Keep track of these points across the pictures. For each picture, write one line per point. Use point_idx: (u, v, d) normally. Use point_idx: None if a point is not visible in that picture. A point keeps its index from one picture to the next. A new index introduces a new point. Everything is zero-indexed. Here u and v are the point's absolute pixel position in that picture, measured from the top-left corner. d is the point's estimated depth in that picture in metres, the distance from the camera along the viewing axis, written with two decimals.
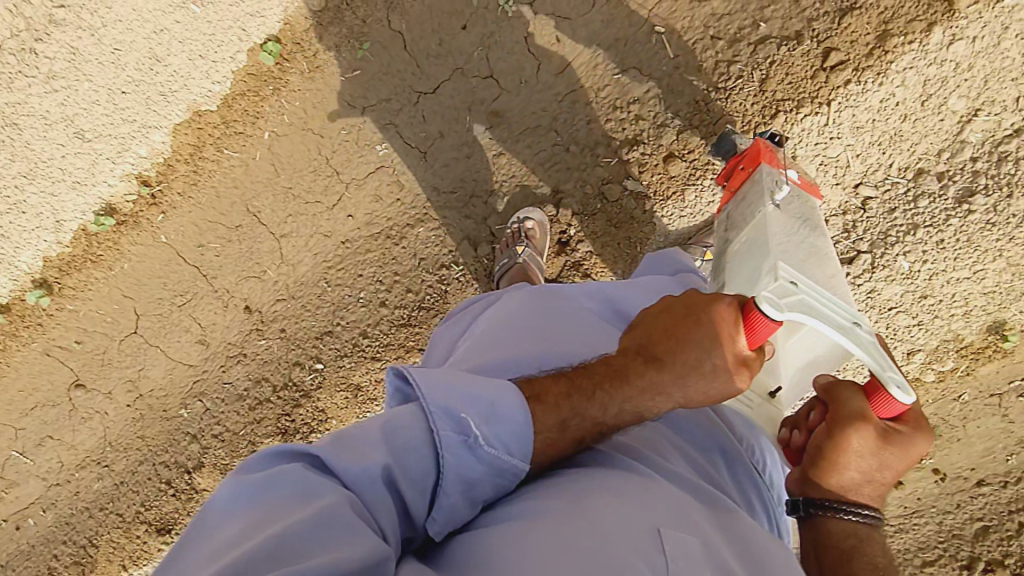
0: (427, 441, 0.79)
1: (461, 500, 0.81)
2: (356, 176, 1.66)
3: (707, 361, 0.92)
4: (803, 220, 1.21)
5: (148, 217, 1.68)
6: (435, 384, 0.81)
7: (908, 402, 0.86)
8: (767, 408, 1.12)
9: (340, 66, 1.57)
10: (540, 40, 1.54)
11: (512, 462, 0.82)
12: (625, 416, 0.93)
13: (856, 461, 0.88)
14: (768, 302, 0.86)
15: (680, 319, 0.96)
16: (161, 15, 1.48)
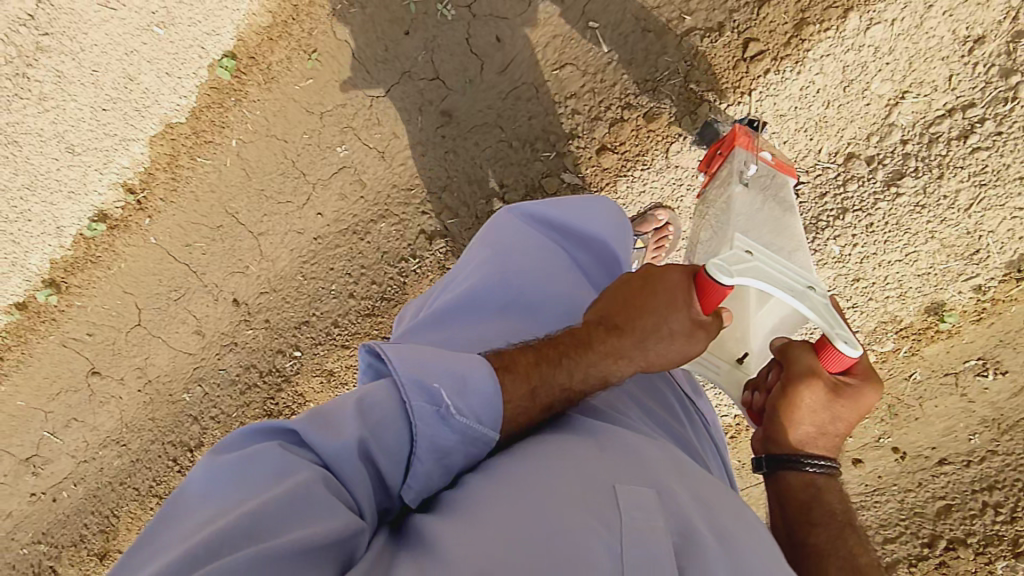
0: (401, 415, 0.79)
1: (434, 471, 0.81)
2: (321, 176, 1.73)
3: (665, 325, 0.93)
4: (774, 195, 1.24)
5: (137, 220, 1.82)
6: (407, 359, 0.81)
7: (856, 355, 0.95)
8: (733, 373, 1.16)
9: (295, 76, 1.67)
10: (480, 40, 1.59)
11: (484, 434, 0.82)
12: (590, 380, 0.92)
13: (812, 414, 0.98)
14: (719, 271, 0.90)
15: (637, 287, 0.96)
16: (130, 38, 1.63)
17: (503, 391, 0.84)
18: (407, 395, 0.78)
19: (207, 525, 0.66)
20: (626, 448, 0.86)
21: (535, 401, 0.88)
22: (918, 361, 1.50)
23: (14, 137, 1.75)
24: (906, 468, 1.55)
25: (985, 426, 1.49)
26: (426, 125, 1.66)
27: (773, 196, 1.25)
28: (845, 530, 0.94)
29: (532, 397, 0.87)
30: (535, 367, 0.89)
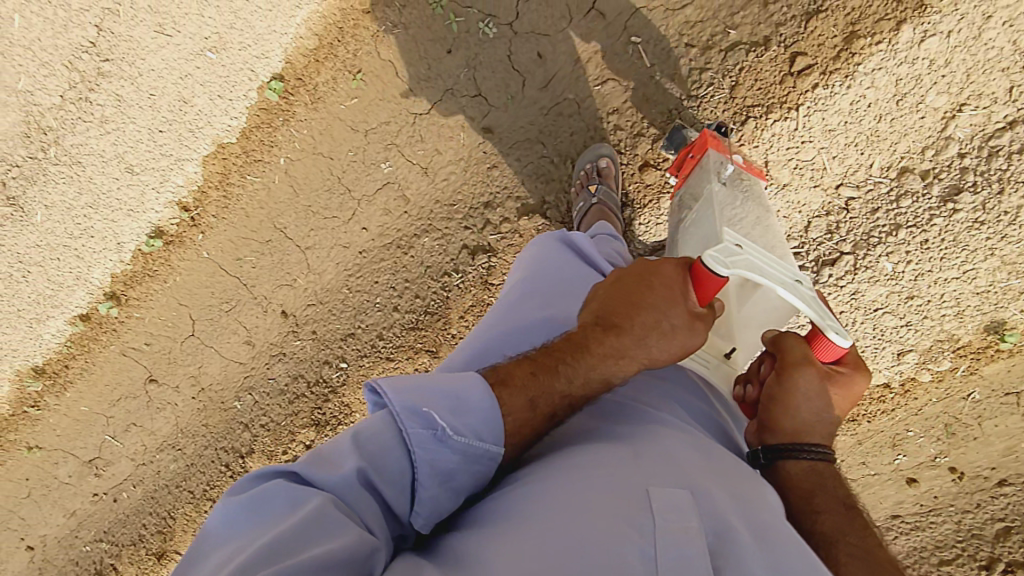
0: (398, 444, 0.79)
1: (443, 493, 0.81)
2: (366, 192, 1.77)
3: (665, 320, 0.95)
4: (750, 194, 1.26)
5: (191, 236, 1.90)
6: (401, 386, 0.81)
7: (846, 344, 0.96)
8: (722, 369, 1.13)
9: (340, 97, 1.71)
10: (522, 57, 1.60)
11: (485, 451, 0.82)
12: (592, 384, 0.93)
13: (808, 400, 0.95)
14: (715, 261, 0.93)
15: (634, 285, 0.99)
16: (184, 62, 1.69)
17: (501, 405, 0.84)
18: (402, 422, 0.79)
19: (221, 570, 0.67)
20: (659, 451, 0.85)
21: (535, 413, 0.88)
22: (981, 379, 1.45)
23: (78, 158, 1.84)
24: (966, 489, 1.51)
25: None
26: (468, 142, 1.67)
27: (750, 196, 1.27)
28: (853, 517, 0.88)
29: (531, 408, 0.87)
30: (529, 376, 0.89)
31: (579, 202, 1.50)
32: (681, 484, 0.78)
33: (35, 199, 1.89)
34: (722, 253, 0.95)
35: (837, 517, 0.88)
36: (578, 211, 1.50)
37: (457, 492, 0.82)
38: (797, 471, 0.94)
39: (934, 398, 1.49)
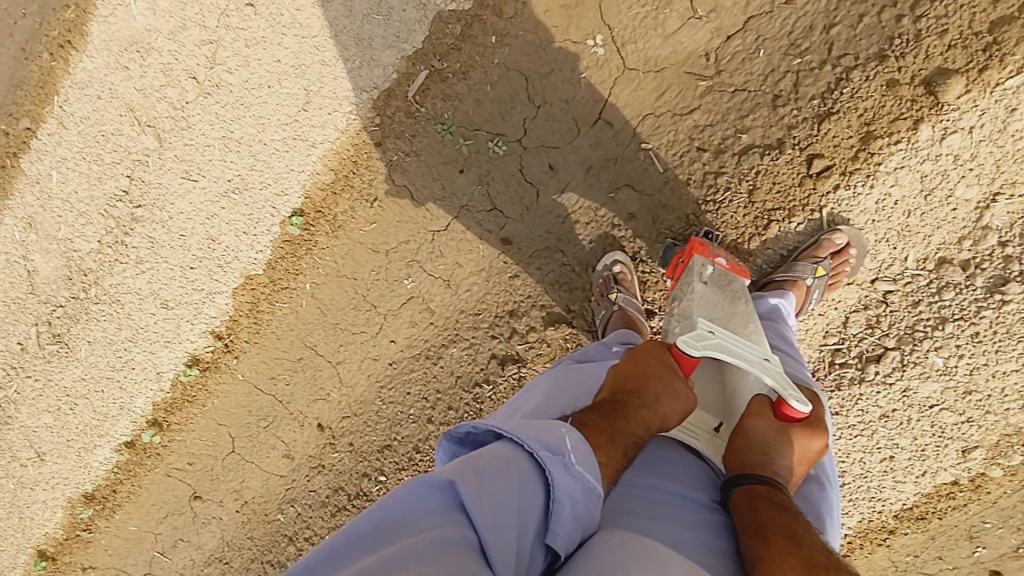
0: (532, 470, 0.79)
1: (575, 526, 0.79)
2: (391, 307, 1.77)
3: (671, 382, 1.05)
4: (731, 290, 1.20)
5: (225, 360, 1.92)
6: (518, 423, 0.85)
7: (806, 409, 1.02)
8: (712, 442, 1.12)
9: (358, 223, 1.69)
10: (534, 170, 1.58)
11: (597, 485, 0.83)
12: (642, 424, 0.99)
13: (757, 438, 1.04)
14: (685, 344, 1.03)
15: (641, 357, 1.10)
16: (210, 203, 1.73)
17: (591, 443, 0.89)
18: (531, 448, 0.80)
19: None
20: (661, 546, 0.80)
21: (615, 444, 0.93)
22: None
23: (117, 296, 1.90)
24: None
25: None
26: (488, 254, 1.66)
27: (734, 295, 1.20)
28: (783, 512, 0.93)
29: (611, 441, 0.93)
30: (599, 418, 0.97)
31: (600, 310, 1.46)
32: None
33: (78, 335, 1.96)
34: (694, 339, 1.02)
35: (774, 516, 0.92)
36: (600, 319, 1.46)
37: (582, 528, 0.80)
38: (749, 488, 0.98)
39: (1007, 495, 1.38)
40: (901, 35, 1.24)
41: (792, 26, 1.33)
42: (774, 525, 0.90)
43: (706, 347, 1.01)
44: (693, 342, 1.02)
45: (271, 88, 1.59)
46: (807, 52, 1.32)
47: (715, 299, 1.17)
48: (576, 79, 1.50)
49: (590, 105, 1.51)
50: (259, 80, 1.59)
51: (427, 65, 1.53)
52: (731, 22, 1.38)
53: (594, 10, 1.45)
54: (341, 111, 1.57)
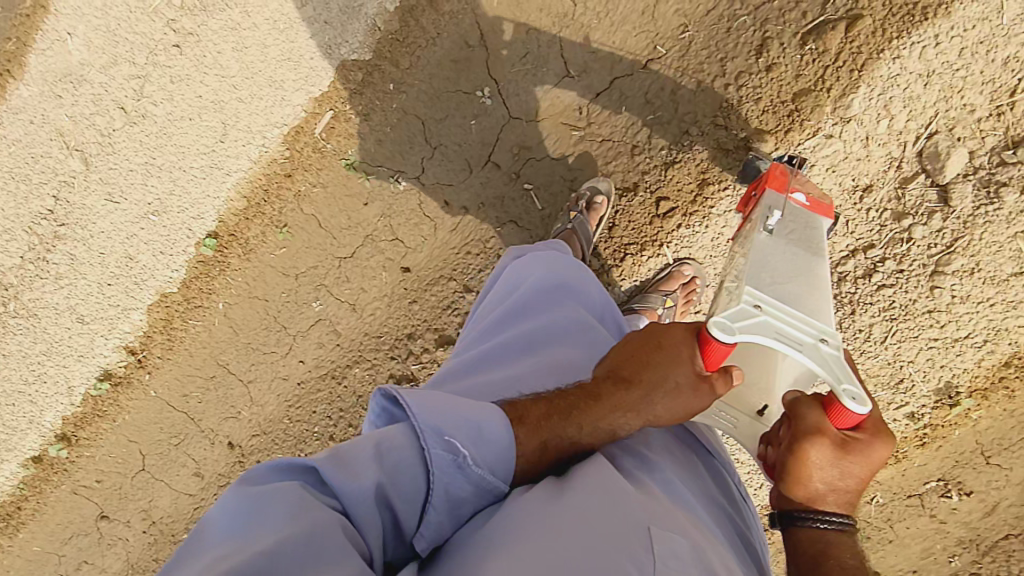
0: (419, 465, 0.83)
1: (446, 521, 0.85)
2: (300, 328, 1.88)
3: (671, 379, 1.00)
4: (806, 236, 1.18)
5: (137, 376, 1.99)
6: (427, 404, 0.86)
7: (865, 410, 0.90)
8: (753, 427, 1.11)
9: (269, 247, 1.82)
10: (431, 204, 1.73)
11: (495, 485, 0.88)
12: (600, 433, 1.00)
13: (823, 473, 0.92)
14: (720, 325, 0.95)
15: (654, 343, 1.05)
16: (131, 224, 1.84)
17: (516, 443, 0.90)
18: (427, 441, 0.83)
19: (219, 561, 0.67)
20: (654, 496, 0.91)
21: (546, 454, 0.94)
22: (878, 487, 1.53)
23: (35, 311, 1.97)
24: None
25: (966, 548, 1.51)
26: (389, 280, 1.80)
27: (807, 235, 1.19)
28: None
29: (543, 450, 0.94)
30: (550, 419, 0.96)
31: None
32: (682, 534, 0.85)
33: None
34: (734, 316, 0.96)
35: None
36: None
37: (459, 519, 0.87)
38: (810, 542, 0.93)
39: None
40: (727, 100, 1.46)
41: (646, 88, 1.55)
42: None
43: (748, 328, 0.94)
44: (733, 320, 0.96)
45: (192, 121, 1.72)
46: (658, 109, 1.54)
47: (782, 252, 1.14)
48: (468, 124, 1.67)
49: (479, 148, 1.68)
50: (181, 113, 1.73)
51: (332, 107, 1.67)
52: (599, 81, 1.59)
53: (482, 65, 1.63)
54: (254, 144, 1.71)
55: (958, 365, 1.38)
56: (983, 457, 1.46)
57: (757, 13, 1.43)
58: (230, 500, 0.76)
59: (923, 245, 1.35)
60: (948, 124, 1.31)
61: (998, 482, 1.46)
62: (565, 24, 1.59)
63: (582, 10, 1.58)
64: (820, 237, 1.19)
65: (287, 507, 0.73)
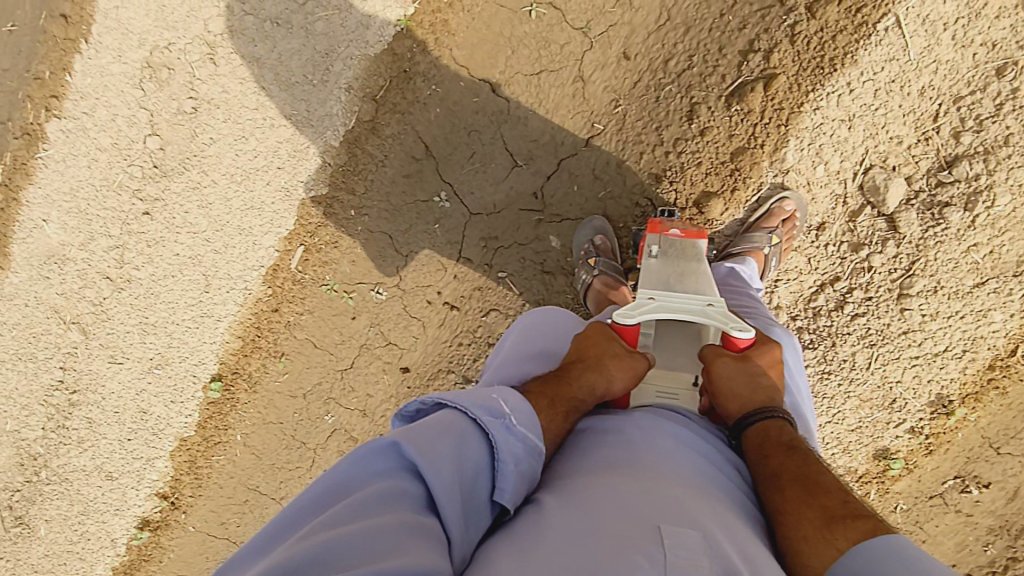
0: (476, 432, 0.83)
1: (518, 483, 0.84)
2: (319, 441, 1.90)
3: (614, 347, 1.08)
4: (682, 254, 1.20)
5: (174, 517, 2.01)
6: (464, 392, 0.89)
7: (750, 334, 1.06)
8: (694, 397, 1.10)
9: (273, 375, 1.87)
10: (415, 305, 1.77)
11: (540, 445, 0.89)
12: (587, 390, 1.03)
13: (736, 379, 1.04)
14: (623, 314, 1.10)
15: (585, 335, 1.13)
16: (138, 380, 1.90)
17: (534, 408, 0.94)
18: (475, 412, 0.85)
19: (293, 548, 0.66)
20: (698, 475, 0.91)
21: (555, 408, 0.98)
22: (896, 493, 1.53)
23: (64, 475, 2.00)
24: None
25: (997, 534, 1.51)
26: (392, 381, 1.83)
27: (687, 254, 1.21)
28: (796, 455, 0.95)
29: (552, 406, 0.97)
30: (542, 384, 1.02)
31: None
32: (693, 522, 0.78)
33: (36, 515, 2.02)
34: (631, 307, 1.11)
35: (788, 462, 0.94)
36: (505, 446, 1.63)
37: (524, 485, 0.86)
38: (756, 434, 1.01)
39: None
40: (670, 167, 1.52)
41: (594, 165, 1.61)
42: (790, 471, 0.93)
43: (641, 312, 1.09)
44: (630, 310, 1.10)
45: (175, 277, 1.79)
46: (607, 184, 1.60)
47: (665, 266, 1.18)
48: (432, 229, 1.71)
49: (448, 248, 1.72)
50: (164, 272, 1.79)
51: (302, 243, 1.73)
52: (547, 164, 1.64)
53: (433, 173, 1.67)
54: (237, 289, 1.78)
55: (944, 377, 1.44)
56: (993, 448, 1.48)
57: (680, 81, 1.50)
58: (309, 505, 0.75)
59: (884, 271, 1.42)
60: (881, 157, 1.40)
61: (1013, 469, 1.48)
62: (501, 120, 1.63)
63: (515, 104, 1.61)
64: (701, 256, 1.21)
65: (357, 500, 0.72)
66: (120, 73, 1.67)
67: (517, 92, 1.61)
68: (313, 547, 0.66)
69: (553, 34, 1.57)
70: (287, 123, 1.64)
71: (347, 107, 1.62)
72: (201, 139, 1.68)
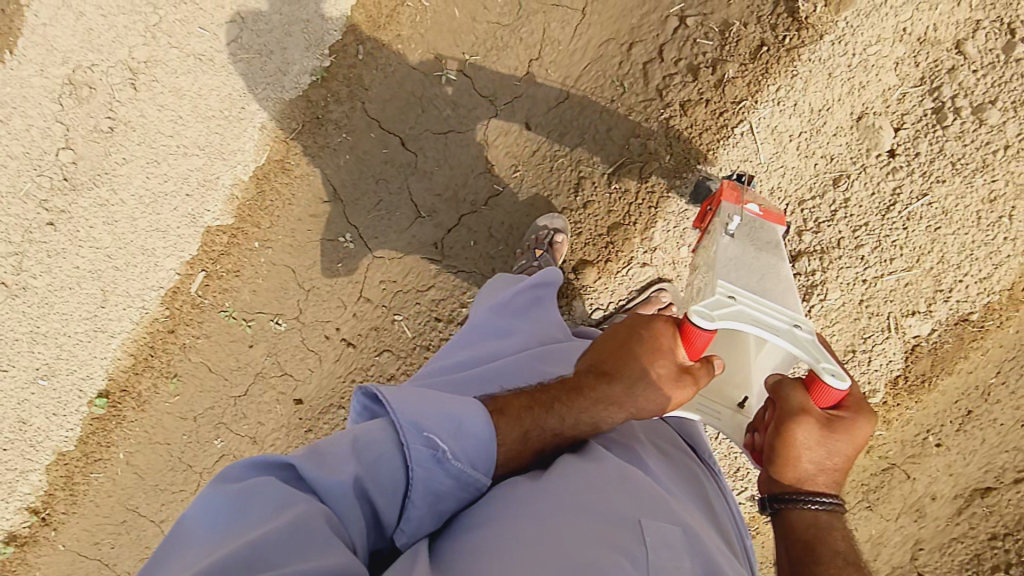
0: (398, 456, 0.87)
1: (426, 515, 0.90)
2: (207, 465, 1.89)
3: (652, 371, 1.03)
4: (763, 244, 1.21)
5: (43, 533, 1.94)
6: (406, 400, 0.91)
7: (845, 387, 0.93)
8: (736, 420, 1.12)
9: (164, 394, 1.87)
10: (314, 338, 1.82)
11: (474, 479, 0.92)
12: (582, 426, 1.04)
13: (810, 452, 0.95)
14: (699, 314, 0.97)
15: (628, 333, 1.09)
16: (21, 389, 1.87)
17: (497, 434, 0.95)
18: (406, 437, 0.87)
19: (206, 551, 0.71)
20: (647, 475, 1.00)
21: (528, 444, 1.00)
22: None
23: None
24: None
25: None
26: (284, 412, 1.84)
27: (765, 241, 1.23)
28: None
29: (524, 440, 0.99)
30: (528, 410, 1.01)
31: None
32: (673, 519, 0.91)
33: None
34: (711, 305, 0.98)
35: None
36: None
37: (437, 514, 0.91)
38: (805, 524, 0.95)
39: None
40: None
41: (491, 223, 1.72)
42: None
43: (724, 316, 0.96)
44: (710, 308, 0.98)
45: (72, 289, 1.80)
46: (500, 244, 1.72)
47: (750, 256, 1.18)
48: (336, 267, 1.78)
49: (350, 287, 1.79)
50: (61, 283, 1.80)
51: (204, 268, 1.77)
52: (448, 218, 1.73)
53: (339, 216, 1.75)
54: (134, 307, 1.80)
55: None
56: None
57: (572, 155, 1.63)
58: (214, 499, 0.78)
59: None
60: None
61: None
62: (409, 172, 1.72)
63: (423, 159, 1.71)
64: (780, 246, 1.23)
65: (275, 498, 0.78)
66: (41, 86, 1.70)
67: (424, 148, 1.70)
68: (241, 545, 0.71)
69: (462, 99, 1.67)
70: (200, 153, 1.70)
71: (259, 145, 1.69)
72: (114, 158, 1.72)
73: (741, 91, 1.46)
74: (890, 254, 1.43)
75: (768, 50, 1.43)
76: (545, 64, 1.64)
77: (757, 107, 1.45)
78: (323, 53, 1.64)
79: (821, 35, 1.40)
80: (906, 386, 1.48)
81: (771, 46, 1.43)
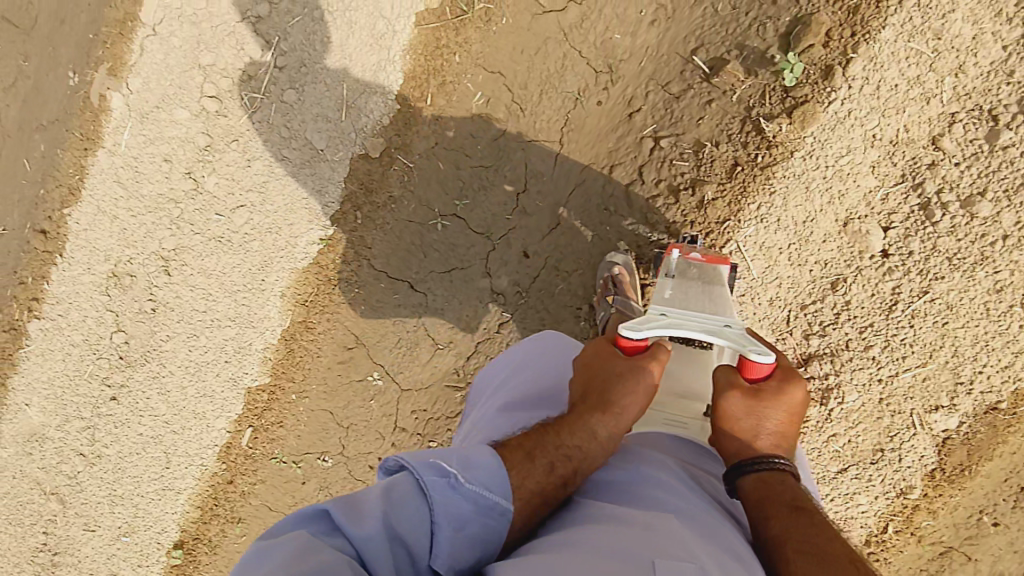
0: (419, 494, 0.82)
1: (457, 543, 0.82)
2: None
3: (613, 369, 1.01)
4: (706, 278, 1.16)
5: None
6: (419, 452, 0.88)
7: (772, 360, 0.95)
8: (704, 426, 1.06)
9: (231, 536, 2.00)
10: (358, 472, 1.88)
11: (496, 503, 0.85)
12: (579, 434, 0.97)
13: (745, 420, 0.95)
14: (630, 328, 1.00)
15: (585, 362, 1.08)
16: (107, 546, 2.05)
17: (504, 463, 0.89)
18: (421, 471, 0.84)
19: None
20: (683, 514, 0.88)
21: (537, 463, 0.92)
22: None
23: None
24: None
25: None
26: None
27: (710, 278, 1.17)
28: (806, 520, 0.87)
29: (530, 458, 0.92)
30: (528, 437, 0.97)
31: None
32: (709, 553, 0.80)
33: None
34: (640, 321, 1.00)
35: (796, 528, 0.86)
36: None
37: (471, 541, 0.83)
38: (753, 488, 0.93)
39: None
40: None
41: (506, 347, 1.74)
42: (795, 538, 0.84)
43: (651, 326, 0.98)
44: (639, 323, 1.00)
45: (141, 453, 1.98)
46: None
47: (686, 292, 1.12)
48: (368, 402, 1.86)
49: (384, 420, 1.86)
50: (130, 448, 1.98)
51: (250, 423, 1.91)
52: (466, 347, 1.78)
53: (365, 358, 1.85)
54: (195, 464, 1.96)
55: None
56: None
57: (571, 280, 1.69)
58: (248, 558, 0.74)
59: None
60: None
61: None
62: (422, 310, 1.79)
63: (432, 297, 1.78)
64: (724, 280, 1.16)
65: (299, 546, 0.73)
66: (90, 282, 1.89)
67: (432, 287, 1.78)
68: None
69: (458, 239, 1.75)
70: (231, 322, 1.85)
71: (283, 310, 1.83)
72: (159, 335, 1.89)
73: (724, 211, 1.49)
74: (901, 351, 1.42)
75: (742, 168, 1.47)
76: (532, 194, 1.69)
77: (741, 225, 1.48)
78: (324, 224, 1.77)
79: (791, 152, 1.44)
80: (946, 476, 1.45)
81: (745, 164, 1.47)
